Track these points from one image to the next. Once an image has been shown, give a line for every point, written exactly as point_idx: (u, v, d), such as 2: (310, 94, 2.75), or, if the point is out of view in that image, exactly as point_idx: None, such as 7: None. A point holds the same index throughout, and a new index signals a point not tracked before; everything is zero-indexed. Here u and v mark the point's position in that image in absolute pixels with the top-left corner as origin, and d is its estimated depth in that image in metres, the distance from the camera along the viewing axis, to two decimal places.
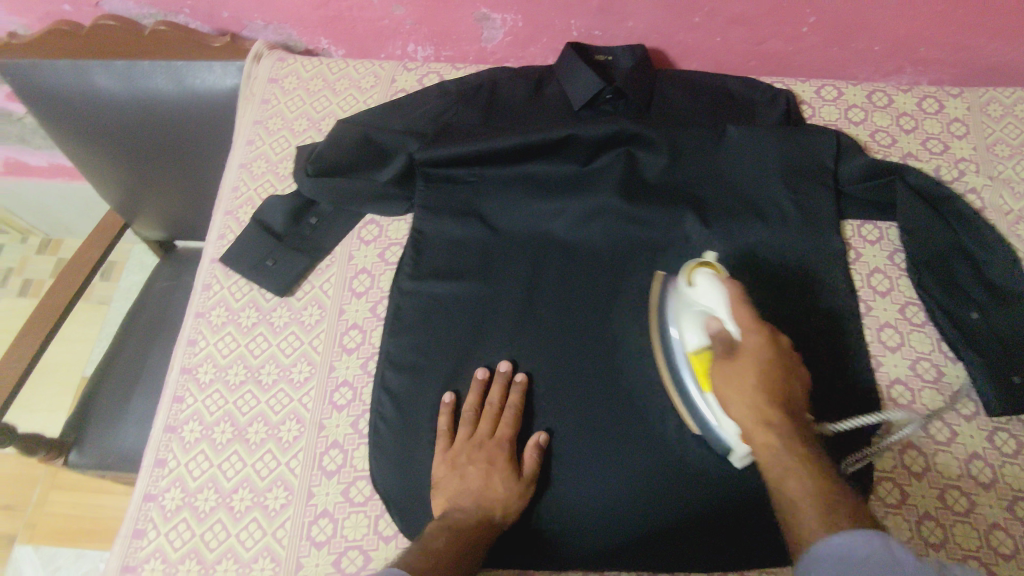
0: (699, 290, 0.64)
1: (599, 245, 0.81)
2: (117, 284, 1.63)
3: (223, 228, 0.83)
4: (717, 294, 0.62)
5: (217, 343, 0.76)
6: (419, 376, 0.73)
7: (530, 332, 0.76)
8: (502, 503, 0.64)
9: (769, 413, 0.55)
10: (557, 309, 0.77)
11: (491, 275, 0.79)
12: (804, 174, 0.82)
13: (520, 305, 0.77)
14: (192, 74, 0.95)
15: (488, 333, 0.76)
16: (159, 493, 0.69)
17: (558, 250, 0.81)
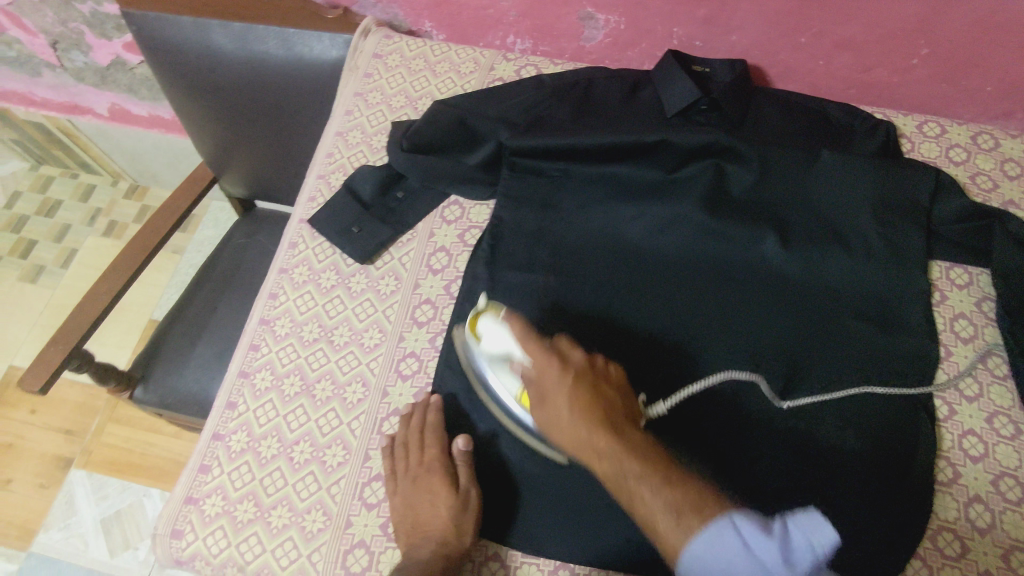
0: (487, 339, 0.67)
1: (676, 254, 0.81)
2: (193, 236, 1.70)
3: (314, 192, 0.86)
4: (504, 331, 0.66)
5: (296, 300, 0.79)
6: None
7: (597, 331, 0.76)
8: (453, 527, 0.63)
9: (592, 435, 0.57)
10: (627, 311, 0.77)
11: (566, 269, 0.80)
12: (898, 209, 0.80)
13: (591, 302, 0.78)
14: (302, 42, 0.98)
15: (557, 325, 0.76)
16: (227, 434, 0.72)
17: (634, 254, 0.81)
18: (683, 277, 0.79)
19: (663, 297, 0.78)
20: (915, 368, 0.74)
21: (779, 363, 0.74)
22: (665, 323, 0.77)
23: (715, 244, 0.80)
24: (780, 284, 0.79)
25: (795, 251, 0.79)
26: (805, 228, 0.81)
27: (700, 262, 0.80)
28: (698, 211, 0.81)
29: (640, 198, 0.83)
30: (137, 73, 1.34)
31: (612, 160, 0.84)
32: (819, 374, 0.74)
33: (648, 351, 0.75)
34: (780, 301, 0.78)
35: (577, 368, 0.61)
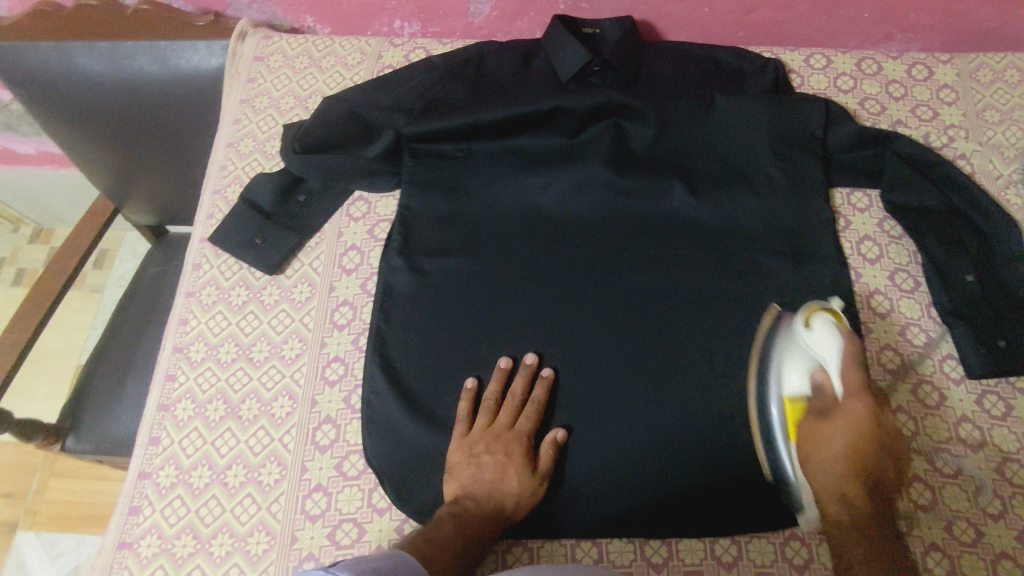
0: (815, 337, 0.64)
1: (589, 218, 0.81)
2: (109, 272, 1.62)
3: (212, 208, 0.83)
4: (834, 344, 0.63)
5: (208, 322, 0.76)
6: (411, 352, 0.74)
7: (520, 307, 0.76)
8: (514, 494, 0.64)
9: (846, 464, 0.60)
10: (547, 282, 0.77)
11: (482, 249, 0.79)
12: (792, 142, 0.82)
13: (511, 279, 0.77)
14: (176, 54, 0.94)
15: (479, 308, 0.76)
16: (154, 471, 0.69)
17: (547, 223, 0.80)
18: (599, 240, 0.80)
19: (582, 263, 0.78)
20: (830, 295, 0.76)
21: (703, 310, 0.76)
22: (586, 287, 0.77)
23: (626, 202, 0.81)
24: (693, 232, 0.80)
25: (702, 199, 0.80)
26: (710, 174, 0.82)
27: (614, 223, 0.80)
28: (604, 172, 0.81)
29: (546, 166, 0.83)
30: (13, 109, 1.26)
31: (512, 133, 0.83)
32: (740, 314, 0.75)
33: (572, 317, 0.76)
34: (695, 249, 0.79)
35: (881, 411, 0.61)
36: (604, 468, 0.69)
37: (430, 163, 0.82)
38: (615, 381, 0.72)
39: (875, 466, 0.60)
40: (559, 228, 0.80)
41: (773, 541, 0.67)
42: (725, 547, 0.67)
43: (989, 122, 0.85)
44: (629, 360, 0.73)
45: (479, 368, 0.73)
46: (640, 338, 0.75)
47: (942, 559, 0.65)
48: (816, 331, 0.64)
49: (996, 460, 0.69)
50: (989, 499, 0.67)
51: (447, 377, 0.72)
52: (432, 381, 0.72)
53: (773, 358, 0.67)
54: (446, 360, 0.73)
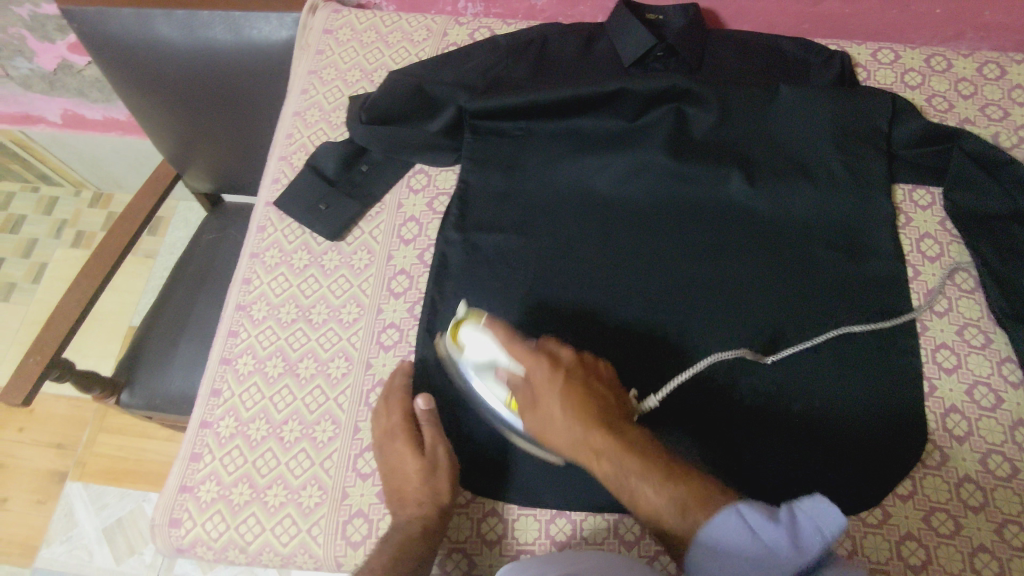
0: (467, 345, 0.66)
1: (644, 202, 0.81)
2: (163, 239, 1.68)
3: (278, 173, 0.85)
4: (485, 338, 0.65)
5: (271, 283, 0.79)
6: None
7: (571, 284, 0.77)
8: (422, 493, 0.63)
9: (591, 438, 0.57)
10: (599, 261, 0.78)
11: (537, 227, 0.80)
12: (855, 136, 0.81)
13: (564, 257, 0.78)
14: (248, 24, 0.96)
15: (531, 284, 0.77)
16: (215, 421, 0.72)
17: (602, 205, 0.81)
18: (652, 225, 0.80)
19: (634, 246, 0.79)
20: (886, 290, 0.76)
21: (755, 298, 0.76)
22: (638, 269, 0.78)
23: (682, 187, 0.81)
24: (749, 222, 0.80)
25: (759, 189, 0.80)
26: (767, 164, 0.81)
27: (668, 210, 0.81)
28: (662, 156, 0.81)
29: (605, 149, 0.83)
30: (86, 75, 1.31)
31: (573, 115, 0.84)
32: (794, 304, 0.75)
33: (624, 299, 0.77)
34: (748, 237, 0.79)
35: (566, 369, 0.61)
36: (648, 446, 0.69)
37: (494, 143, 0.83)
38: (665, 364, 0.73)
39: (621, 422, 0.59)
40: (614, 211, 0.81)
41: None
42: None
43: None
44: (679, 344, 0.74)
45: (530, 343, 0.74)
46: (689, 323, 0.75)
47: (991, 561, 0.64)
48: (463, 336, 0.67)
49: None
50: None
51: None
52: None
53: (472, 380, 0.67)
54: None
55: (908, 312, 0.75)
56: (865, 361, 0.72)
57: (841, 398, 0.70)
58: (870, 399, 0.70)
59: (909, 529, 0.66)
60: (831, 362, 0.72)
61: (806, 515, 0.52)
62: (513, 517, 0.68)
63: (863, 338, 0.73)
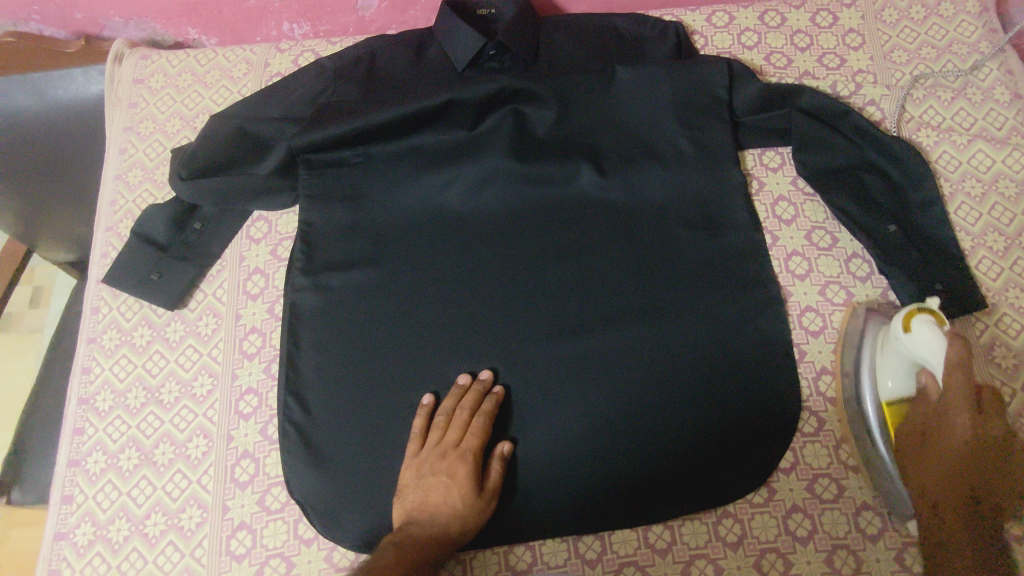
0: (916, 339, 0.63)
1: (498, 211, 0.78)
2: (47, 310, 1.58)
3: (105, 246, 0.79)
4: (933, 346, 0.62)
5: (113, 368, 0.73)
6: (327, 375, 0.71)
7: (432, 313, 0.74)
8: (456, 515, 0.62)
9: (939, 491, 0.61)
10: (462, 283, 0.75)
11: (390, 257, 0.76)
12: (697, 108, 0.79)
13: (423, 284, 0.75)
14: (52, 85, 0.91)
15: (390, 320, 0.73)
16: (70, 530, 0.67)
17: (454, 223, 0.78)
18: (509, 234, 0.77)
19: (493, 259, 0.76)
20: (749, 266, 0.75)
21: (619, 294, 0.74)
22: (500, 284, 0.75)
23: (534, 190, 0.78)
24: (606, 214, 0.77)
25: (609, 179, 0.78)
26: (615, 152, 0.79)
27: (523, 216, 0.78)
28: (507, 161, 0.78)
29: (449, 162, 0.79)
30: None
31: (409, 132, 0.79)
32: (659, 292, 0.74)
33: (489, 318, 0.74)
34: (607, 232, 0.77)
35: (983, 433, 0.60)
36: (531, 470, 0.68)
37: (335, 174, 0.78)
38: (539, 376, 0.71)
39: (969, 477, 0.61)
40: (469, 226, 0.78)
41: (705, 520, 0.67)
42: (659, 533, 0.67)
43: (897, 64, 0.83)
44: (551, 355, 0.72)
45: (398, 383, 0.71)
46: (557, 331, 0.73)
47: (874, 518, 0.66)
48: (917, 332, 0.63)
49: None
50: None
51: (365, 394, 0.70)
52: (349, 403, 0.70)
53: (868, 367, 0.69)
54: (362, 377, 0.71)
55: (771, 281, 0.74)
56: (733, 339, 0.72)
57: (714, 380, 0.70)
58: (739, 380, 0.70)
59: (794, 501, 0.67)
60: (699, 348, 0.71)
61: None
62: None
63: (726, 315, 0.73)
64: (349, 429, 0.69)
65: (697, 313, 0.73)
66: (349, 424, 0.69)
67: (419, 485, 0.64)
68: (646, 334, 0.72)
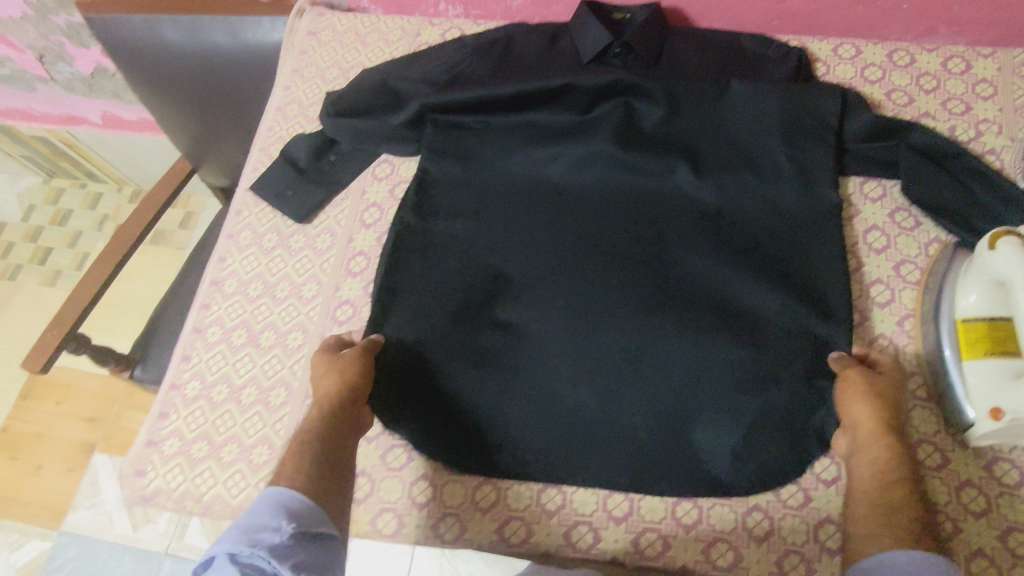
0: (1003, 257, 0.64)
1: (592, 193, 0.84)
2: (193, 234, 1.84)
3: (257, 162, 0.92)
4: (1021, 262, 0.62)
5: (242, 261, 0.85)
6: (413, 304, 0.79)
7: (519, 264, 0.80)
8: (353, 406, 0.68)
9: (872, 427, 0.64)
10: (546, 245, 0.81)
11: (487, 214, 0.84)
12: (800, 126, 0.81)
13: (513, 241, 0.82)
14: (245, 28, 1.06)
15: (479, 266, 0.81)
16: (182, 383, 0.78)
17: (551, 193, 0.85)
18: (595, 213, 0.83)
19: (577, 227, 0.82)
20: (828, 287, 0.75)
21: (687, 281, 0.77)
22: (581, 249, 0.80)
23: (628, 176, 0.84)
24: (691, 209, 0.82)
25: (702, 179, 0.82)
26: (712, 156, 0.83)
27: (612, 202, 0.83)
28: (606, 147, 0.85)
29: (555, 140, 0.87)
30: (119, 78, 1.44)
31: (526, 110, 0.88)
32: (725, 285, 0.77)
33: (560, 281, 0.79)
34: (690, 228, 0.80)
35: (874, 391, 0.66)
36: (580, 424, 0.73)
37: (454, 134, 0.88)
38: (597, 349, 0.75)
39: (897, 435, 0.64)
40: (560, 199, 0.85)
41: (735, 509, 0.69)
42: (687, 510, 0.70)
43: None
44: (608, 332, 0.75)
45: (466, 328, 0.77)
46: (620, 300, 0.77)
47: None
48: (1001, 252, 0.64)
49: (984, 458, 0.67)
50: (971, 496, 0.66)
51: (443, 326, 0.77)
52: (428, 330, 0.77)
53: (951, 286, 0.72)
54: (439, 315, 0.78)
55: (848, 301, 0.74)
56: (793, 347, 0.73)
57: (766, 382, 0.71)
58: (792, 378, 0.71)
59: (828, 513, 0.68)
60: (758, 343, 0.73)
61: (270, 510, 0.56)
62: (443, 483, 0.73)
63: (792, 325, 0.74)
64: (416, 357, 0.76)
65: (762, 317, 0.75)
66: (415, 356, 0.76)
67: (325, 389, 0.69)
68: (708, 320, 0.75)
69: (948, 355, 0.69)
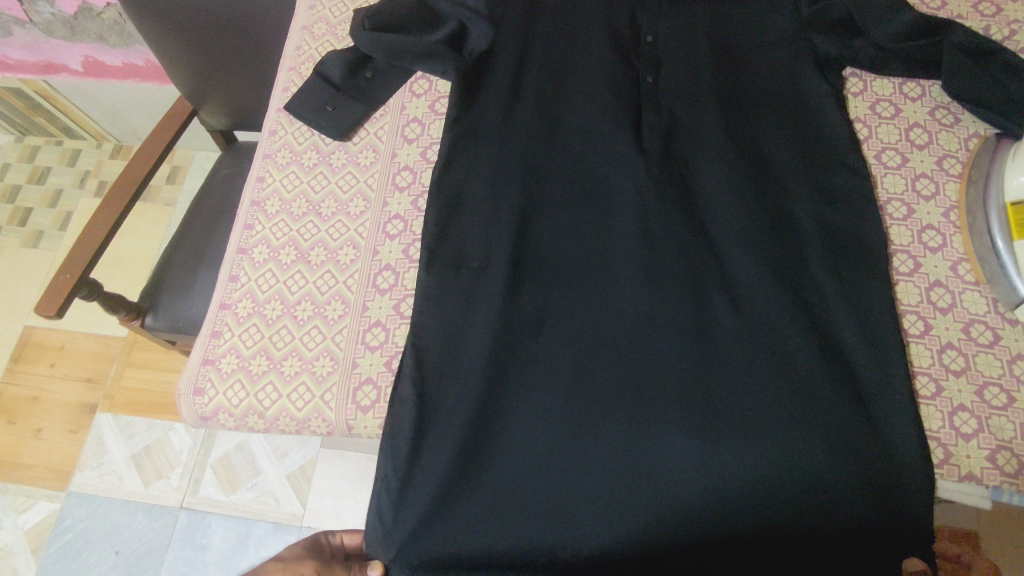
0: None
1: (623, 357, 0.71)
2: (182, 187, 1.78)
3: (288, 82, 0.89)
4: None
5: (283, 180, 0.83)
6: (437, 398, 0.70)
7: (556, 319, 0.73)
8: None
9: None
10: (571, 286, 0.75)
11: (521, 276, 0.75)
12: (833, 26, 0.83)
13: (538, 292, 0.74)
14: None
15: (510, 336, 0.72)
16: (234, 303, 0.77)
17: (587, 241, 0.77)
18: (637, 430, 0.68)
19: (608, 279, 0.75)
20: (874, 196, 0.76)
21: (724, 367, 0.70)
22: (613, 305, 0.74)
23: (673, 300, 0.73)
24: (757, 479, 0.66)
25: (755, 217, 0.77)
26: (773, 342, 0.71)
27: (651, 354, 0.71)
28: (639, 274, 0.75)
29: (585, 210, 0.79)
30: (106, 18, 1.36)
31: (558, 37, 0.87)
32: (756, 376, 0.69)
33: (592, 348, 0.72)
34: (749, 355, 0.70)
35: None
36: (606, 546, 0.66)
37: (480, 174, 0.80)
38: (645, 438, 0.68)
39: None
40: (590, 297, 0.74)
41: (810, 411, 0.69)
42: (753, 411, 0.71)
43: None
44: (666, 493, 0.67)
45: (499, 435, 0.69)
46: (666, 369, 0.70)
47: (971, 421, 0.67)
48: None
49: None
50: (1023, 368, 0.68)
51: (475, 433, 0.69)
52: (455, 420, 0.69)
53: (999, 174, 0.74)
54: (461, 425, 0.69)
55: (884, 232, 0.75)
56: (869, 331, 0.70)
57: (828, 445, 0.66)
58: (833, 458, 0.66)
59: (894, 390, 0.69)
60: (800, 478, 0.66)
61: None
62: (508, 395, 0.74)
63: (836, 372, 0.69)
64: (453, 476, 0.68)
65: (839, 446, 0.66)
66: (426, 509, 0.67)
67: None
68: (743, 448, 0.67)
69: (998, 243, 0.71)
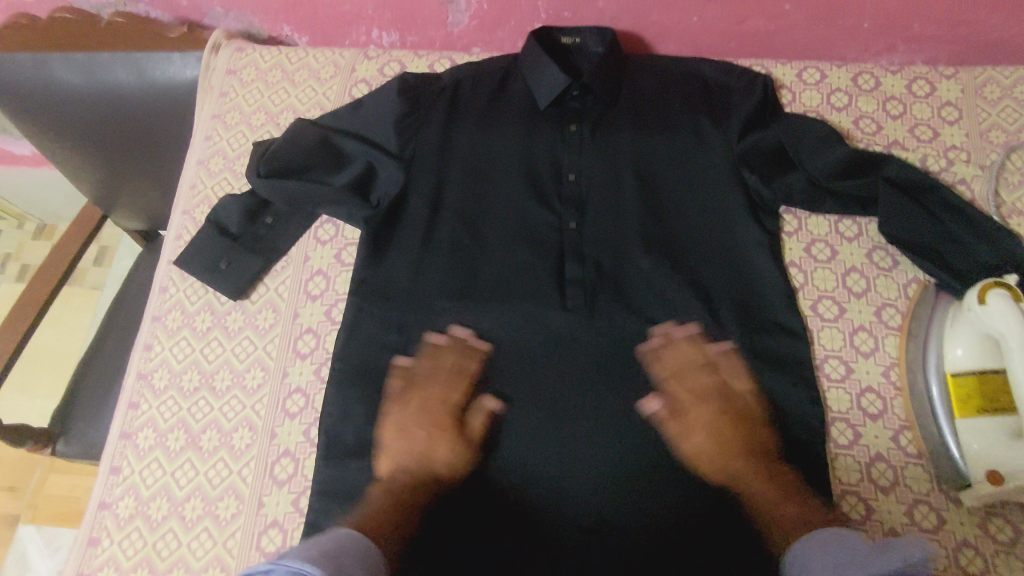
0: (993, 314, 0.63)
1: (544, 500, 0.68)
2: (110, 270, 1.68)
3: (180, 229, 0.82)
4: (1015, 321, 0.62)
5: (172, 349, 0.76)
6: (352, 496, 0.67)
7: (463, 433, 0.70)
8: (445, 463, 0.68)
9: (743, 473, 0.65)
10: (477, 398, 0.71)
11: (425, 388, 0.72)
12: (762, 158, 0.78)
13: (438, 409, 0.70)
14: (151, 66, 0.93)
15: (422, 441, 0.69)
16: (114, 501, 0.69)
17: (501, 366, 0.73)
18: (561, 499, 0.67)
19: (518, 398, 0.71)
20: (809, 359, 0.72)
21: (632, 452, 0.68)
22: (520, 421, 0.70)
23: (593, 478, 0.68)
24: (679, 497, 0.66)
25: (682, 385, 0.71)
26: (701, 521, 0.65)
27: (576, 520, 0.67)
28: (556, 449, 0.69)
29: (501, 334, 0.74)
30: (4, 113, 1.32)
31: (472, 177, 0.80)
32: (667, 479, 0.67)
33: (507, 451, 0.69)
34: (676, 544, 0.65)
35: (721, 441, 0.67)
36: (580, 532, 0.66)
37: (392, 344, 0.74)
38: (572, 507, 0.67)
39: (740, 414, 0.69)
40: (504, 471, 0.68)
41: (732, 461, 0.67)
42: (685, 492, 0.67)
43: (993, 144, 0.80)
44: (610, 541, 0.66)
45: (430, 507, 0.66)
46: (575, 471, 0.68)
47: None
48: (993, 307, 0.63)
49: (978, 515, 0.65)
50: (969, 558, 0.63)
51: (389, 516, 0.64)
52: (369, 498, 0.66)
53: (936, 337, 0.70)
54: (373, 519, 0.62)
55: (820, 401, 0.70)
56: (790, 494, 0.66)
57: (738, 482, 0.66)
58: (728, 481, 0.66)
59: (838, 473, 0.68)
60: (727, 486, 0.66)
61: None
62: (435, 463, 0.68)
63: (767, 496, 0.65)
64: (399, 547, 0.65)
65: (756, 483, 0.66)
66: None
67: (417, 435, 0.69)
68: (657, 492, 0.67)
69: (940, 418, 0.67)
